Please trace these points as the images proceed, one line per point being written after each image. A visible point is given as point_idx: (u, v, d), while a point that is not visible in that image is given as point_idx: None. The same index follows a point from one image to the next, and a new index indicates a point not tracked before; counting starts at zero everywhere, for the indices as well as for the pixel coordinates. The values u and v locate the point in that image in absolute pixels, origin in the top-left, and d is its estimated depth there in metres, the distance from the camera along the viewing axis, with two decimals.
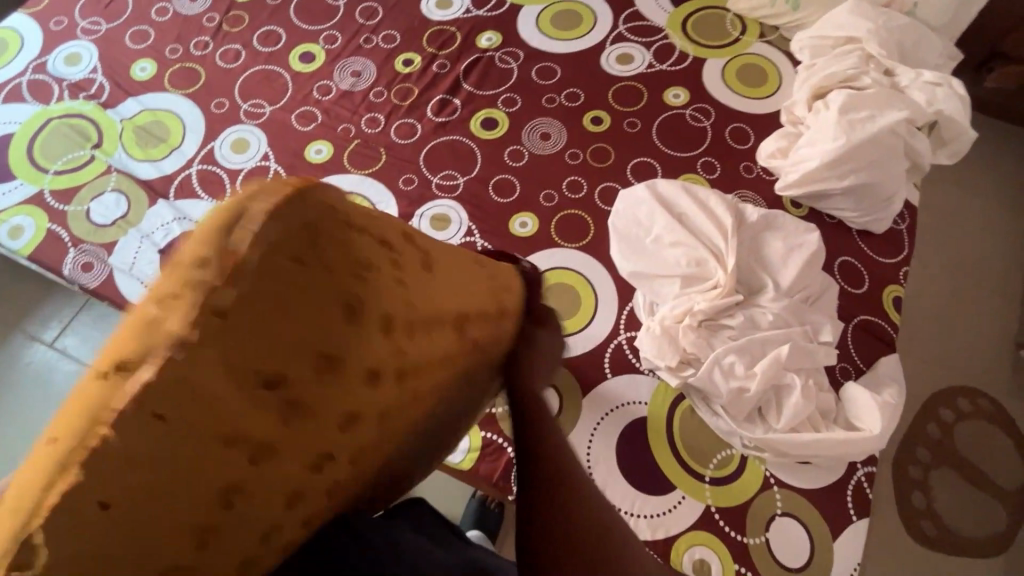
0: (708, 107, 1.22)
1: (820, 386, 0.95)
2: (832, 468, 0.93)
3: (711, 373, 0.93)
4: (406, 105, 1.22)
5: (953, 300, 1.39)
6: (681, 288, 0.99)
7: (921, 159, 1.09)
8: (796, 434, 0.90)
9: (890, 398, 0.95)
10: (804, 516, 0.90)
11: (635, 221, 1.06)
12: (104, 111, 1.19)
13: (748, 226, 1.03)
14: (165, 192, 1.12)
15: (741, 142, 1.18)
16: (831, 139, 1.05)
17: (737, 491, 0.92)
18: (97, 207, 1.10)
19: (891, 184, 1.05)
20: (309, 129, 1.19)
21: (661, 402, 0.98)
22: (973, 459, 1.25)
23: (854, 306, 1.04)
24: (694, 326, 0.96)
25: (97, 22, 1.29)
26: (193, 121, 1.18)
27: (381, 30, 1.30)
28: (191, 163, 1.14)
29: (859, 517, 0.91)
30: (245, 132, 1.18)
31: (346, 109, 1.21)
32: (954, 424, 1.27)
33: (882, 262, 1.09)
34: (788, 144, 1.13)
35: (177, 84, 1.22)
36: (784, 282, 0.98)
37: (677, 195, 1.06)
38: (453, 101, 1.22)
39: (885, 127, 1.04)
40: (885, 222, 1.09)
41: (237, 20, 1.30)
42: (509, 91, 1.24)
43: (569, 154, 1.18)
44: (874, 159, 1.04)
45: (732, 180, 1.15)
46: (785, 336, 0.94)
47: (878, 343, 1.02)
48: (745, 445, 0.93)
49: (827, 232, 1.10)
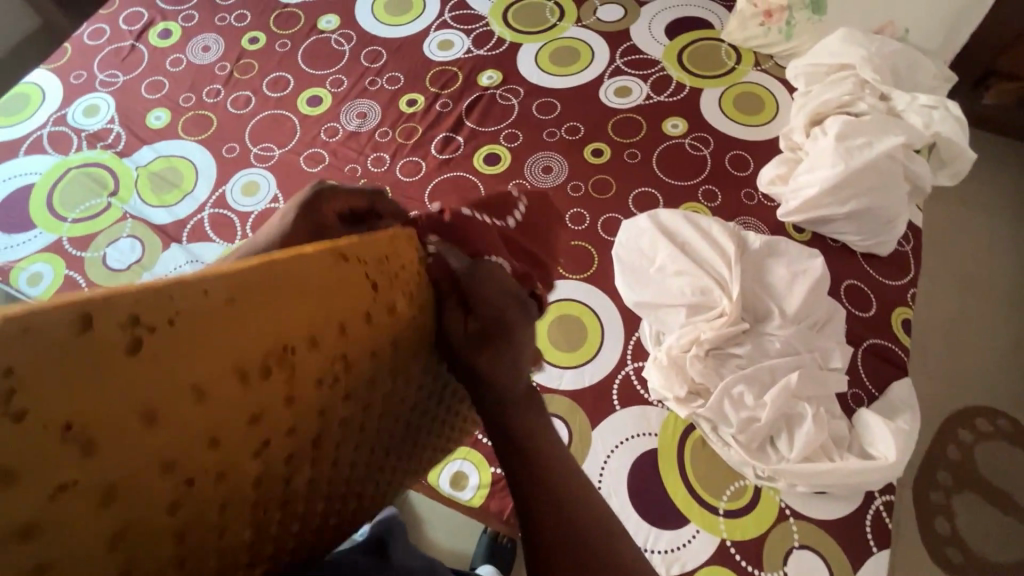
0: (706, 135, 1.24)
1: (832, 413, 0.94)
2: (848, 497, 0.91)
3: (720, 403, 0.92)
4: (410, 144, 1.25)
5: (964, 319, 1.37)
6: (687, 317, 1.00)
7: (922, 181, 1.10)
8: (810, 463, 0.89)
9: (904, 424, 0.94)
10: (823, 548, 0.89)
11: (638, 251, 1.07)
12: (120, 160, 1.23)
13: (751, 253, 1.03)
14: (178, 236, 1.15)
15: (741, 169, 1.20)
16: (830, 166, 1.06)
17: (752, 523, 0.90)
18: (113, 253, 1.13)
19: (893, 207, 1.06)
20: (317, 170, 1.22)
21: (670, 433, 0.97)
22: (996, 481, 1.22)
23: (863, 329, 1.04)
24: (701, 356, 0.96)
25: (114, 75, 1.34)
26: (206, 166, 1.22)
27: (385, 72, 1.34)
28: (203, 206, 1.18)
29: (880, 549, 0.88)
30: (256, 175, 1.22)
31: (353, 150, 1.25)
32: (973, 445, 1.25)
33: (888, 284, 1.08)
34: (788, 170, 1.14)
35: (191, 131, 1.27)
36: (791, 309, 0.98)
37: (679, 224, 1.07)
38: (456, 139, 1.26)
39: (883, 152, 1.05)
40: (889, 245, 1.09)
41: (247, 68, 1.35)
42: (511, 127, 1.27)
43: (571, 187, 1.20)
44: (873, 184, 1.05)
45: (735, 207, 1.16)
46: (793, 364, 0.94)
47: (889, 366, 1.02)
48: (759, 476, 0.92)
49: (831, 256, 1.10)
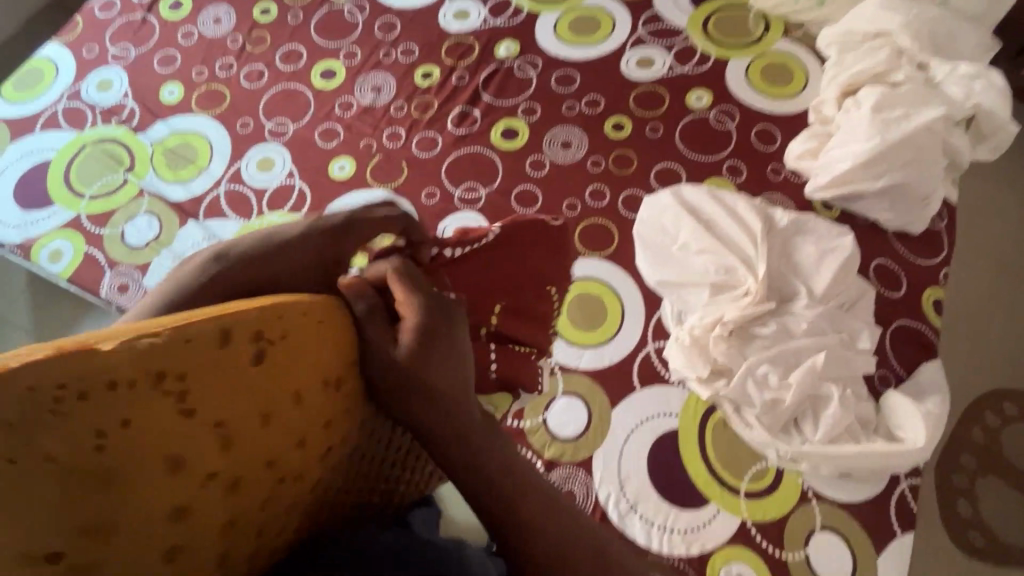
0: (732, 109, 1.19)
1: (859, 395, 0.92)
2: (873, 480, 0.90)
3: (743, 383, 0.91)
4: (426, 118, 1.22)
5: (996, 301, 1.33)
6: (710, 297, 0.97)
7: (960, 155, 1.05)
8: (835, 445, 0.88)
9: (933, 407, 0.91)
10: (846, 531, 0.88)
11: (660, 229, 1.05)
12: (135, 135, 1.22)
13: (779, 231, 1.00)
14: (195, 213, 1.14)
15: (768, 143, 1.15)
16: (863, 139, 1.02)
17: (775, 504, 0.90)
18: (131, 230, 1.13)
19: (928, 183, 1.02)
20: (333, 145, 1.20)
21: (691, 413, 0.96)
22: (1022, 465, 1.19)
23: (892, 310, 1.01)
24: (724, 336, 0.94)
25: (126, 48, 1.32)
26: (220, 142, 1.21)
27: (400, 44, 1.31)
28: (219, 183, 1.17)
29: (904, 531, 0.87)
30: (270, 150, 1.20)
31: (368, 125, 1.22)
32: (1000, 429, 1.22)
33: (919, 264, 1.05)
34: (818, 144, 1.09)
35: (204, 105, 1.25)
36: (818, 289, 0.95)
37: (703, 200, 1.04)
38: (473, 113, 1.22)
39: (921, 124, 1.01)
40: (922, 223, 1.05)
41: (259, 41, 1.32)
42: (529, 100, 1.23)
43: (591, 162, 1.17)
44: (908, 159, 1.01)
45: (760, 183, 1.12)
46: (820, 344, 0.91)
47: (918, 348, 0.99)
48: (781, 457, 0.91)
49: (861, 234, 1.07)
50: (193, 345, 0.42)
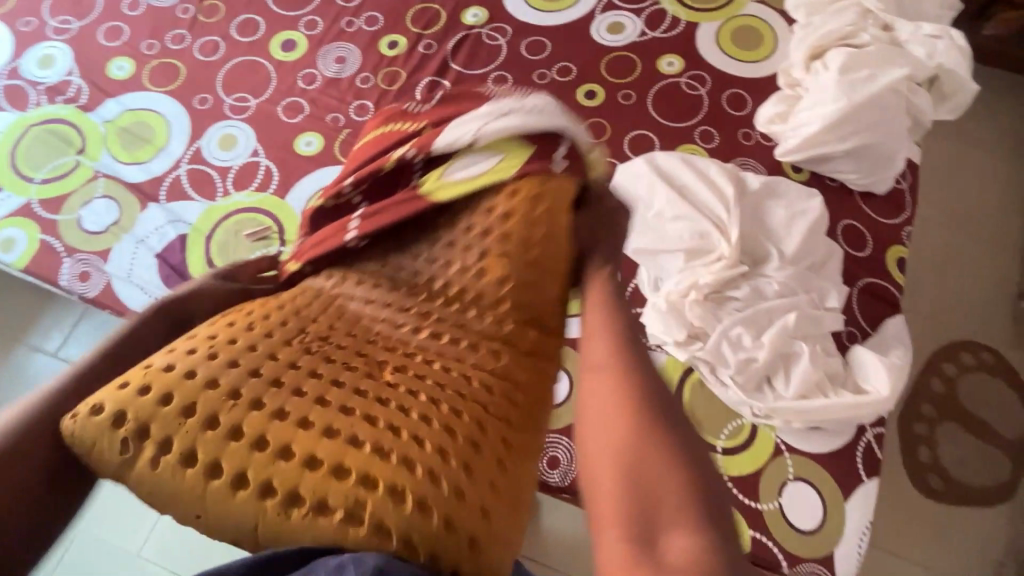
0: (703, 73, 1.19)
1: (828, 352, 0.96)
2: (841, 431, 0.94)
3: (718, 345, 0.93)
4: (394, 90, 1.19)
5: (955, 257, 1.38)
6: (685, 262, 0.98)
7: (923, 115, 1.08)
8: (807, 400, 0.91)
9: (898, 359, 0.96)
10: (816, 480, 0.92)
11: (635, 197, 1.05)
12: (84, 115, 1.16)
13: (750, 194, 1.02)
14: (155, 195, 1.10)
15: (739, 108, 1.16)
16: (831, 101, 1.03)
17: (750, 459, 0.93)
18: (88, 215, 1.08)
19: (893, 142, 1.04)
20: (297, 120, 1.16)
21: (669, 377, 0.98)
22: (978, 411, 1.27)
23: (858, 269, 1.04)
24: (699, 300, 0.96)
25: (67, 21, 1.24)
26: (178, 120, 1.16)
27: (363, 12, 1.25)
28: (179, 162, 1.12)
29: (869, 477, 0.92)
30: (232, 127, 1.15)
31: (333, 98, 1.18)
32: (957, 378, 1.29)
33: (884, 223, 1.08)
34: (787, 108, 1.10)
35: (158, 81, 1.19)
36: (788, 251, 0.98)
37: (676, 166, 1.04)
38: (442, 83, 1.19)
39: (886, 85, 1.02)
40: (887, 183, 1.07)
41: (212, 10, 1.25)
42: (499, 69, 1.20)
43: None
44: (874, 120, 1.02)
45: (732, 148, 1.13)
46: (791, 304, 0.94)
47: (884, 304, 1.03)
48: (756, 414, 0.94)
49: (828, 196, 1.09)
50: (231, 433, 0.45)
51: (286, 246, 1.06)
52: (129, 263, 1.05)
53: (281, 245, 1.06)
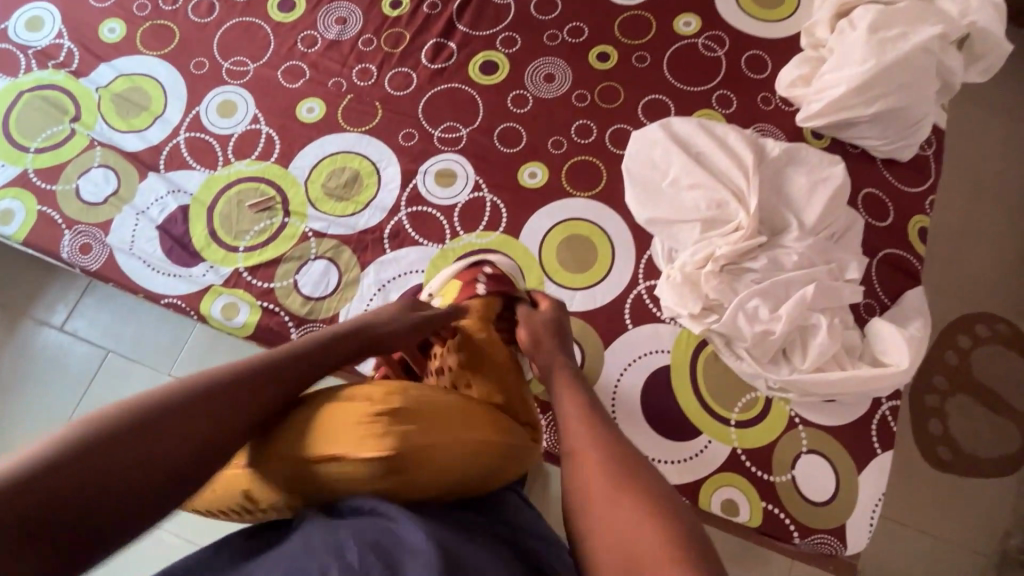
0: (722, 34, 1.13)
1: (846, 324, 0.94)
2: (856, 404, 0.93)
3: (734, 317, 0.91)
4: (398, 53, 1.13)
5: (975, 228, 1.35)
6: (701, 233, 0.96)
7: (953, 77, 1.03)
8: (823, 373, 0.90)
9: (917, 331, 0.94)
10: (829, 452, 0.91)
11: (650, 164, 1.01)
12: (77, 80, 1.11)
13: (770, 162, 0.98)
14: (154, 164, 1.07)
15: (759, 71, 1.11)
16: (858, 62, 0.98)
17: (764, 432, 0.93)
18: (85, 184, 1.05)
19: (921, 106, 0.99)
20: (298, 86, 1.11)
21: (683, 349, 0.96)
22: (991, 383, 1.25)
23: (879, 239, 1.01)
24: (716, 272, 0.93)
25: None
26: (174, 85, 1.11)
27: None
28: (177, 130, 1.09)
29: (884, 449, 0.92)
30: (231, 93, 1.11)
31: (334, 62, 1.13)
32: (971, 350, 1.27)
33: (907, 191, 1.04)
34: (811, 70, 1.06)
35: (151, 44, 1.14)
36: (808, 220, 0.95)
37: (693, 133, 1.01)
38: (448, 45, 1.14)
39: (917, 44, 0.97)
40: (912, 149, 1.03)
41: None
42: (508, 30, 1.14)
43: (576, 97, 1.11)
44: (903, 82, 0.97)
45: (751, 113, 1.08)
46: (810, 276, 0.91)
47: (904, 276, 1.00)
48: (770, 387, 0.93)
49: (850, 163, 1.05)
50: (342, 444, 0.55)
51: (290, 217, 1.04)
52: (130, 235, 1.02)
53: (285, 216, 1.04)
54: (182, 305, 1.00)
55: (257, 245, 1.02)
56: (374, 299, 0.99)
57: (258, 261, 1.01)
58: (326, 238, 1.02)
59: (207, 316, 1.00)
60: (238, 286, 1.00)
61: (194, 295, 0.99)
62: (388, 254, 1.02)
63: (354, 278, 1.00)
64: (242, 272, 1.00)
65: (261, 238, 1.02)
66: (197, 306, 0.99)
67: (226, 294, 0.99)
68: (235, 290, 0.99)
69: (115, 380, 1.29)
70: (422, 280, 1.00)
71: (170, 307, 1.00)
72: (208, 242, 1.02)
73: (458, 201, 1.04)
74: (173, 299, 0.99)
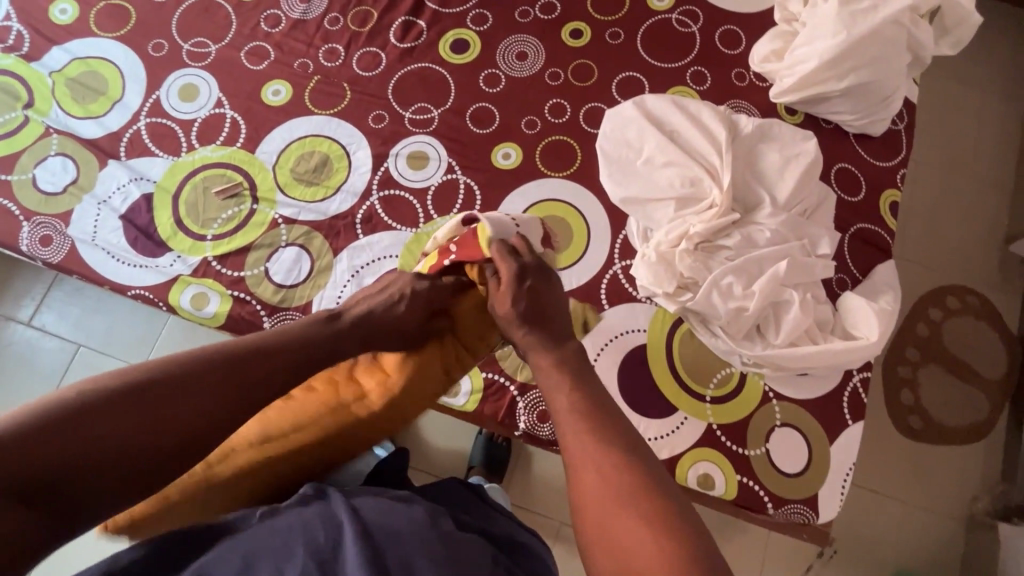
0: (695, 9, 1.11)
1: (818, 299, 0.95)
2: (828, 377, 0.95)
3: (709, 295, 0.91)
4: (366, 32, 1.10)
5: (946, 201, 1.37)
6: (676, 212, 0.96)
7: (923, 51, 1.03)
8: (796, 347, 0.91)
9: (887, 305, 0.95)
10: (803, 426, 0.93)
11: (624, 143, 1.00)
12: (28, 65, 1.07)
13: (743, 138, 0.98)
14: (115, 151, 1.03)
15: (733, 46, 1.10)
16: (830, 36, 0.98)
17: (738, 407, 0.94)
18: (42, 174, 1.02)
19: (892, 80, 0.99)
20: (262, 68, 1.08)
21: (659, 327, 0.97)
22: (961, 354, 1.28)
23: (851, 215, 1.02)
24: (690, 250, 0.93)
25: None
26: (132, 69, 1.07)
27: None
28: (138, 116, 1.05)
29: (854, 421, 0.94)
30: (192, 76, 1.07)
31: (300, 42, 1.10)
32: (942, 322, 1.30)
33: (879, 166, 1.05)
34: (783, 45, 1.05)
35: (106, 26, 1.09)
36: (781, 197, 0.95)
37: (667, 110, 1.00)
38: (418, 24, 1.11)
39: (888, 17, 0.97)
40: (883, 124, 1.04)
41: None
42: (478, 7, 1.12)
43: (549, 75, 1.09)
44: (873, 56, 0.97)
45: (725, 90, 1.08)
46: (783, 252, 0.92)
47: (875, 250, 1.01)
48: (745, 362, 0.94)
49: (823, 139, 1.05)
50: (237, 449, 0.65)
51: (259, 204, 1.01)
52: (93, 225, 0.99)
53: (253, 203, 1.01)
54: (150, 296, 0.97)
55: (226, 233, 0.99)
56: (348, 285, 0.97)
57: (226, 249, 0.99)
58: (297, 224, 1.00)
59: (177, 307, 0.98)
60: (208, 275, 0.98)
61: (162, 286, 0.97)
62: (361, 239, 1.00)
63: (327, 264, 0.98)
64: (211, 261, 0.98)
65: (230, 226, 1.00)
66: (166, 297, 0.97)
67: (195, 284, 0.97)
68: (205, 280, 0.97)
69: (88, 374, 1.26)
70: (396, 265, 0.98)
71: (138, 299, 0.97)
72: (174, 231, 1.00)
73: (431, 184, 1.02)
74: (140, 290, 0.97)
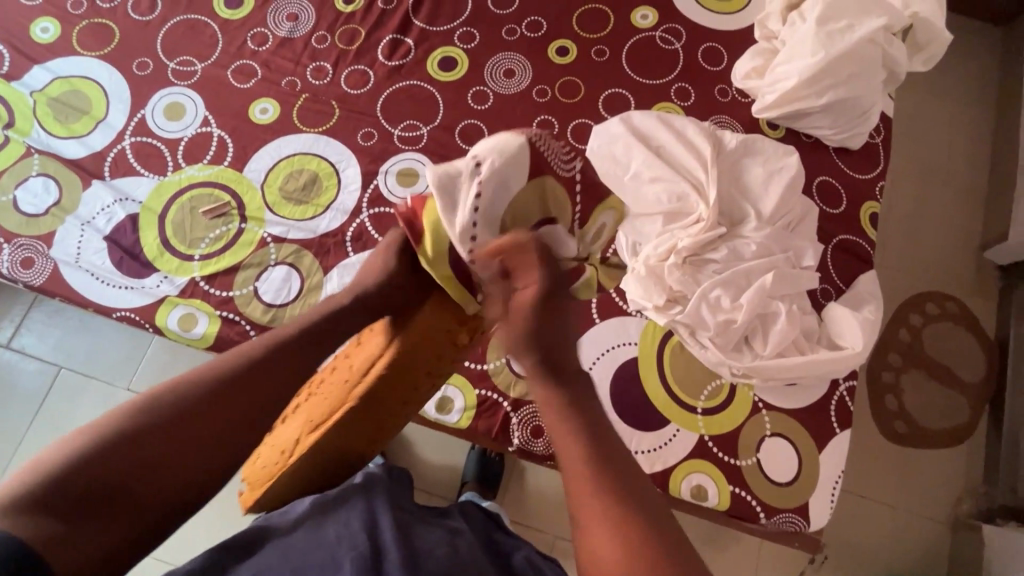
0: (679, 27, 1.14)
1: (804, 310, 0.97)
2: (815, 387, 0.96)
3: (698, 308, 0.93)
4: (353, 50, 1.11)
5: (923, 210, 1.41)
6: (663, 226, 0.97)
7: (898, 67, 1.06)
8: (784, 358, 0.92)
9: (870, 315, 0.98)
10: (793, 436, 0.95)
11: (612, 159, 1.02)
12: (9, 84, 1.05)
13: (727, 153, 1.00)
14: (99, 171, 1.02)
15: (716, 63, 1.12)
16: (809, 54, 1.00)
17: (729, 419, 0.95)
18: (23, 195, 1.00)
19: (868, 96, 1.03)
20: (249, 86, 1.08)
21: (650, 340, 0.98)
22: (942, 359, 1.31)
23: (834, 227, 1.04)
24: (678, 264, 0.95)
25: None
26: (115, 87, 1.06)
27: None
28: (122, 135, 1.04)
29: (842, 430, 0.95)
30: (178, 95, 1.06)
31: (287, 59, 1.10)
32: (923, 327, 1.33)
33: (859, 179, 1.08)
34: (764, 63, 1.08)
35: (89, 44, 1.08)
36: (765, 211, 0.97)
37: (653, 126, 1.01)
38: (406, 41, 1.12)
39: (864, 36, 1.00)
40: (861, 138, 1.07)
41: None
42: (465, 25, 1.13)
43: (537, 92, 1.10)
44: (850, 72, 1.00)
45: (708, 106, 1.10)
46: (769, 265, 0.94)
47: (857, 261, 1.04)
48: (734, 374, 0.95)
49: (804, 152, 1.08)
50: (277, 453, 0.68)
51: (248, 223, 1.01)
52: (76, 247, 0.98)
53: (242, 222, 1.00)
54: (136, 318, 0.96)
55: (214, 252, 0.98)
56: None
57: (215, 269, 0.98)
58: (286, 243, 1.00)
59: (164, 328, 0.96)
60: (196, 296, 0.96)
61: (148, 307, 0.96)
62: (351, 257, 1.00)
63: (317, 283, 0.98)
64: (199, 281, 0.97)
65: (219, 245, 0.99)
66: (153, 319, 0.96)
67: (182, 305, 0.95)
68: (192, 300, 0.96)
69: (70, 396, 1.23)
70: None
71: (123, 321, 0.96)
72: (161, 251, 0.98)
73: None
74: (126, 312, 0.96)
